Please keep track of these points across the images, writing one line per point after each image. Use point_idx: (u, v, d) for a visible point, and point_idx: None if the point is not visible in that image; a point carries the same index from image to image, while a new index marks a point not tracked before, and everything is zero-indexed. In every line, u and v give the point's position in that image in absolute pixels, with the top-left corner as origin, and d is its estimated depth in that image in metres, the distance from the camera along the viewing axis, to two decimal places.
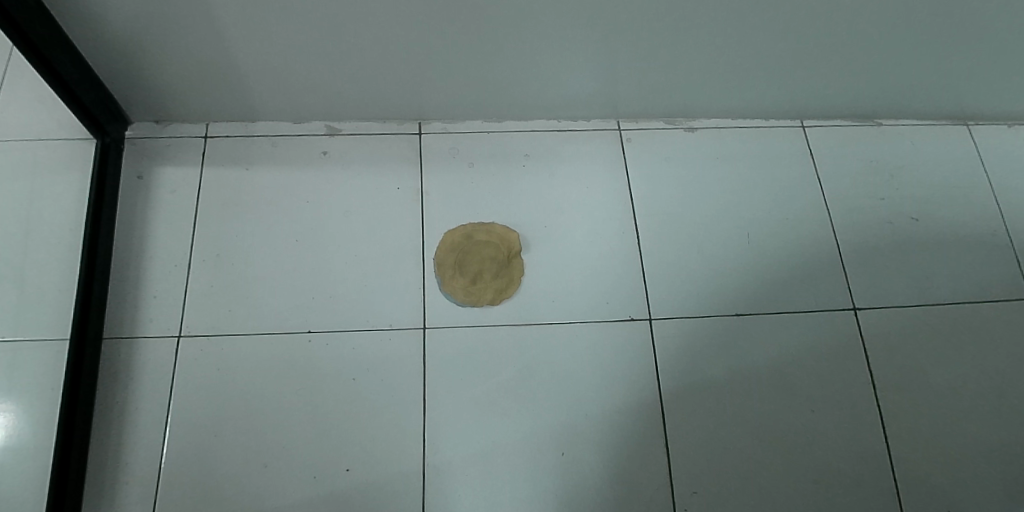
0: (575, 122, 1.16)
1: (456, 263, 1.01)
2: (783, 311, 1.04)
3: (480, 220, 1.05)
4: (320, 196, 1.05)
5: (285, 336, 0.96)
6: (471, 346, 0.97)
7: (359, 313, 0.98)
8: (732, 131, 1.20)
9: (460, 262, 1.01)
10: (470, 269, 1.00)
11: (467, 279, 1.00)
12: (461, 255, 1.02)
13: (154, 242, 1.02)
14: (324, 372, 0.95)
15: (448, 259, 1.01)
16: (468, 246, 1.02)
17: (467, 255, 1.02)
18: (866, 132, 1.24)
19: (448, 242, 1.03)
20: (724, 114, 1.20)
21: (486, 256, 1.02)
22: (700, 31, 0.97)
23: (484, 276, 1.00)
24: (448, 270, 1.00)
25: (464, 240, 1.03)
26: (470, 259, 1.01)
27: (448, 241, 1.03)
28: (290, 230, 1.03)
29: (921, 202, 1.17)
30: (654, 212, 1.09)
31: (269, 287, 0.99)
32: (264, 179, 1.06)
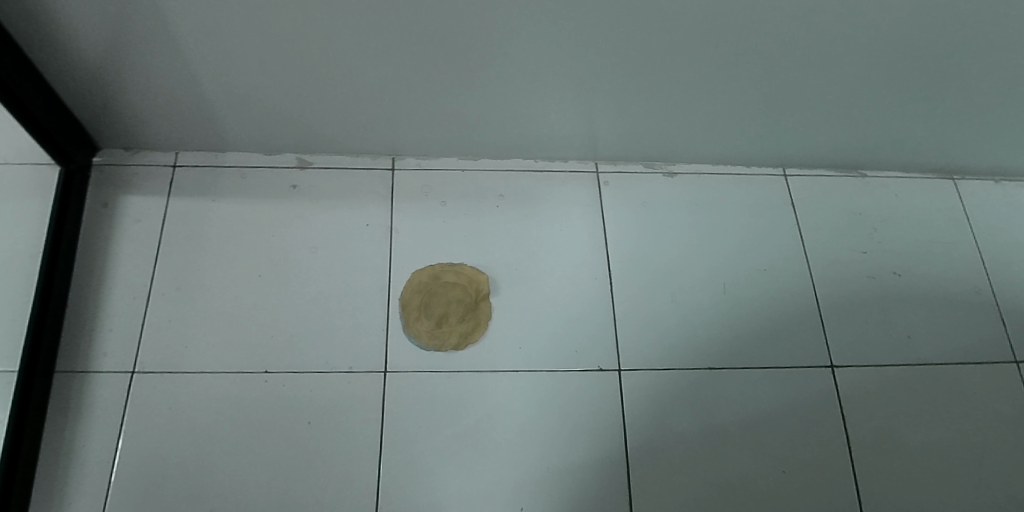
0: (552, 163, 1.15)
1: (421, 306, 0.98)
2: (758, 365, 1.01)
3: (449, 260, 1.03)
4: (287, 231, 1.03)
5: (241, 375, 0.93)
6: (432, 392, 0.94)
7: (319, 353, 0.95)
8: (711, 177, 1.19)
9: (426, 304, 0.98)
10: (436, 313, 0.98)
11: (432, 322, 0.97)
12: (426, 297, 0.99)
13: (114, 273, 0.99)
14: (279, 415, 0.91)
15: (413, 300, 0.99)
16: (435, 288, 1.00)
17: (433, 298, 0.99)
18: (848, 182, 1.22)
19: (415, 283, 1.00)
20: (704, 159, 1.18)
21: (453, 300, 0.99)
22: (677, 76, 0.97)
23: (449, 321, 0.98)
24: (413, 312, 0.98)
25: (431, 281, 1.00)
26: (436, 302, 0.98)
27: (415, 282, 1.00)
28: (254, 264, 1.01)
29: (903, 256, 1.15)
30: (629, 258, 1.07)
31: (229, 324, 0.96)
32: (230, 211, 1.04)
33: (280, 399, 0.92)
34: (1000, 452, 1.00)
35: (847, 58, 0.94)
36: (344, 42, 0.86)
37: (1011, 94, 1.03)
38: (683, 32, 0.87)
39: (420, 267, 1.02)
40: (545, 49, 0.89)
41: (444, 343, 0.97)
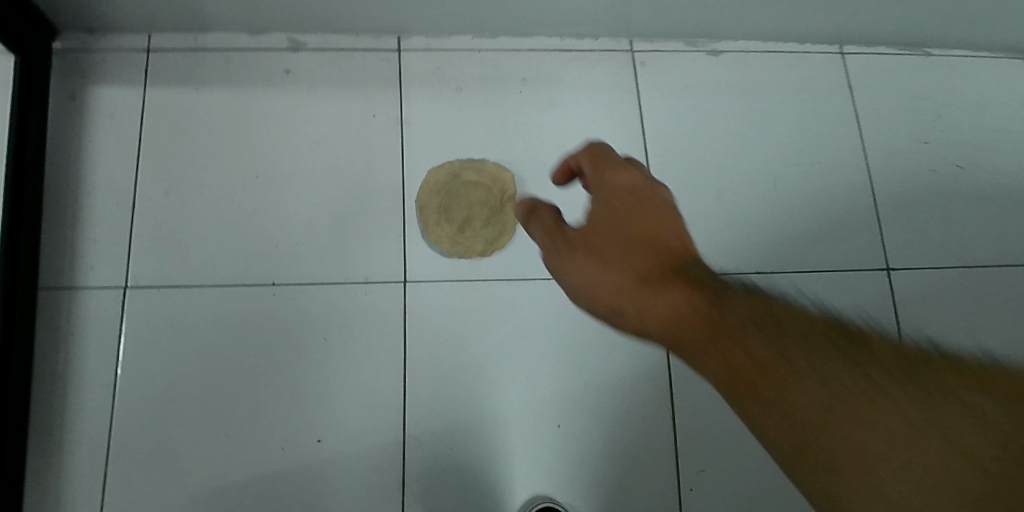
0: (581, 42, 0.99)
1: (441, 209, 0.88)
2: (809, 269, 0.93)
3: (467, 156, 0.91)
4: (284, 127, 0.91)
5: (247, 289, 0.84)
6: (457, 304, 0.86)
7: (331, 262, 0.86)
8: (761, 56, 1.04)
9: (446, 207, 0.88)
10: (457, 216, 0.88)
11: (453, 227, 0.88)
12: (446, 200, 0.89)
13: (93, 177, 0.87)
14: (293, 331, 0.84)
15: (431, 203, 0.89)
16: (454, 188, 0.89)
17: (454, 200, 0.89)
18: (913, 63, 1.08)
19: (432, 184, 0.90)
20: (755, 36, 1.03)
21: (475, 201, 0.89)
22: None
23: (473, 225, 0.88)
24: (432, 217, 0.88)
25: (450, 181, 0.90)
26: (457, 205, 0.88)
27: (432, 183, 0.90)
28: (249, 164, 0.89)
29: (971, 148, 1.03)
30: (669, 151, 0.96)
31: (228, 232, 0.86)
32: (217, 103, 0.91)
33: (293, 314, 0.84)
34: None
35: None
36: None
37: None
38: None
39: (436, 166, 0.90)
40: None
41: (468, 249, 0.88)
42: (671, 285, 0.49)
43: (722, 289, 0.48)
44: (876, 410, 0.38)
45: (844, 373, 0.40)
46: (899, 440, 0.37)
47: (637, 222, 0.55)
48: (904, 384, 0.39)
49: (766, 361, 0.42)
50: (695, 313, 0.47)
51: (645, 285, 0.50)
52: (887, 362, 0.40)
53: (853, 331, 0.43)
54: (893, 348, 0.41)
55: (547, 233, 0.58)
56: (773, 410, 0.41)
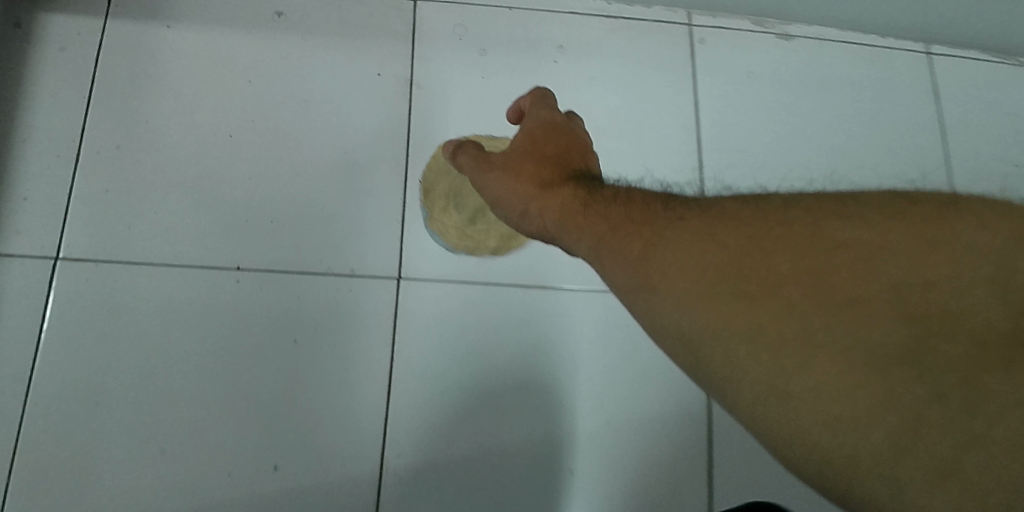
0: (632, 8, 0.83)
1: (449, 195, 0.73)
2: None
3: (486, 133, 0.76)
4: (269, 80, 0.75)
5: (206, 273, 0.69)
6: (461, 310, 0.71)
7: (312, 248, 0.71)
8: (840, 46, 0.88)
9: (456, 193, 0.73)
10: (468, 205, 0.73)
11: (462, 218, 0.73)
12: (456, 184, 0.74)
13: (29, 119, 0.71)
14: (258, 329, 0.68)
15: (439, 187, 0.74)
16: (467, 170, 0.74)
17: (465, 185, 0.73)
18: (1011, 72, 0.92)
19: (441, 164, 0.75)
20: (835, 22, 0.87)
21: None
22: None
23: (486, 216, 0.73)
24: (438, 204, 0.73)
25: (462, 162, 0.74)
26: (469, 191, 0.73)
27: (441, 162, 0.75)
28: (222, 121, 0.73)
29: None
30: (726, 149, 0.80)
31: (189, 201, 0.70)
32: (192, 44, 0.76)
33: (259, 307, 0.69)
34: None
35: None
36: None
37: None
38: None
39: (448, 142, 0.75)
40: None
41: (478, 245, 0.73)
42: (611, 223, 0.48)
43: (661, 214, 0.47)
44: (824, 361, 0.35)
45: (788, 305, 0.37)
46: (824, 384, 0.34)
47: (551, 144, 0.59)
48: (862, 311, 0.36)
49: (713, 298, 0.40)
50: (633, 257, 0.45)
51: (580, 225, 0.50)
52: (838, 284, 0.37)
53: (807, 243, 0.39)
54: (859, 259, 0.37)
55: (479, 166, 0.61)
56: (711, 361, 0.39)
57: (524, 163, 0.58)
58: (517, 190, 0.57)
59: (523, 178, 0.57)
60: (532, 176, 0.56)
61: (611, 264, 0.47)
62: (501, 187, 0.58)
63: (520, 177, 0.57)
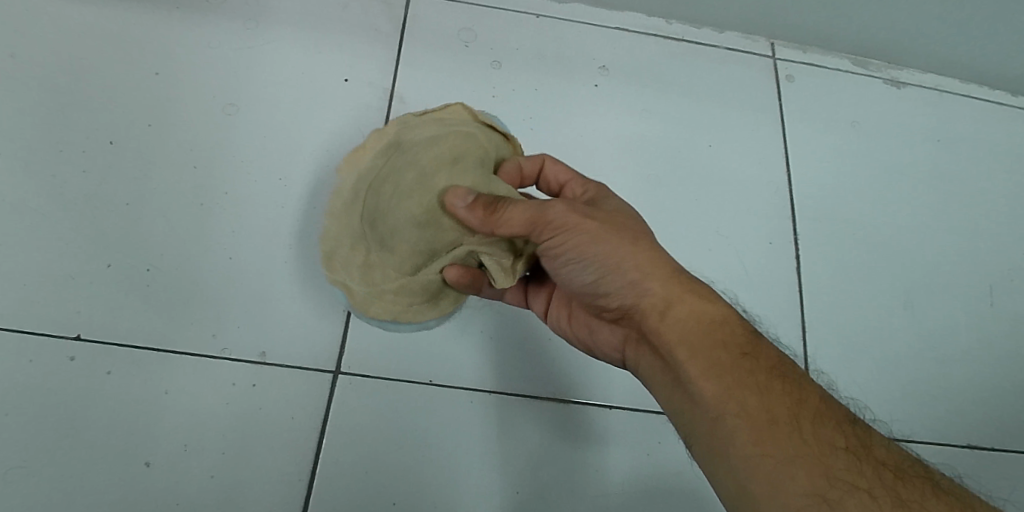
0: (698, 30, 0.62)
1: (365, 229, 0.38)
2: None
3: (430, 108, 0.39)
4: (180, 71, 0.51)
5: (22, 346, 0.42)
6: (431, 427, 0.45)
7: (206, 318, 0.45)
8: (971, 105, 0.65)
9: (373, 226, 0.37)
10: (402, 237, 0.36)
11: (405, 263, 0.37)
12: (369, 207, 0.37)
13: None
14: (94, 439, 0.42)
15: (348, 230, 0.39)
16: (385, 174, 0.37)
17: (382, 197, 0.36)
18: None
19: (339, 197, 0.39)
20: (965, 71, 0.65)
21: (431, 172, 0.35)
22: None
23: (444, 245, 0.36)
24: (356, 256, 0.39)
25: (373, 169, 0.38)
26: (388, 207, 0.36)
27: (343, 184, 0.39)
28: (99, 123, 0.49)
29: None
30: (828, 220, 0.57)
31: (19, 234, 0.45)
32: (70, 13, 0.52)
33: (103, 403, 0.42)
34: None
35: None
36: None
37: None
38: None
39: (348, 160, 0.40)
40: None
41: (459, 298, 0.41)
42: (739, 358, 0.30)
43: (767, 347, 0.31)
44: None
45: None
46: None
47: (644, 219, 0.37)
48: None
49: (816, 505, 0.26)
50: (774, 415, 0.29)
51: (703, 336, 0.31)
52: None
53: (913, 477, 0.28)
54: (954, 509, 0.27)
55: (513, 214, 0.32)
56: None
57: (646, 238, 0.34)
58: (606, 257, 0.33)
59: (639, 252, 0.33)
60: (654, 258, 0.33)
61: (727, 395, 0.30)
62: (604, 251, 0.33)
63: (644, 256, 0.33)
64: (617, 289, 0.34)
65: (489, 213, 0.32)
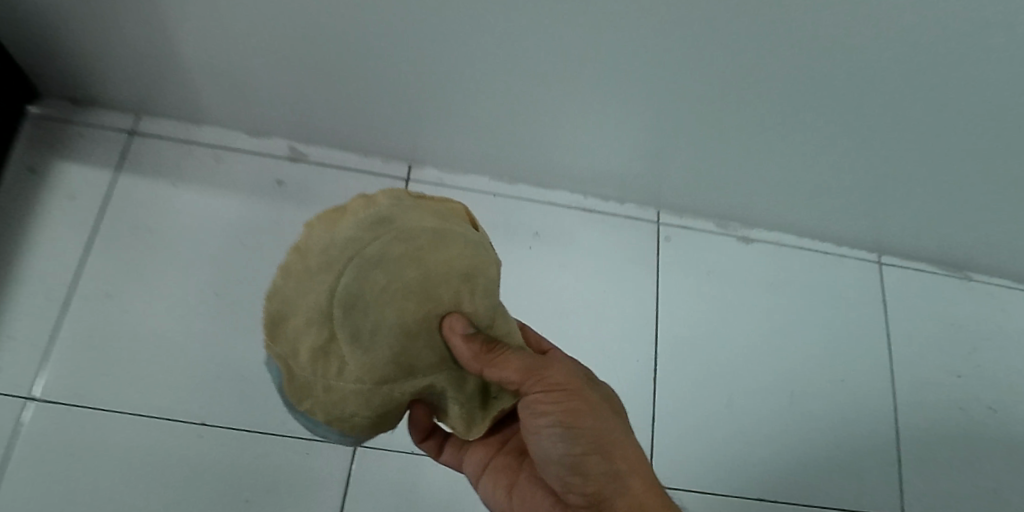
0: (605, 203, 0.91)
1: (335, 315, 0.41)
2: (809, 504, 0.84)
3: (422, 195, 0.47)
4: (259, 243, 0.82)
5: (172, 425, 0.73)
6: (408, 479, 0.75)
7: (277, 410, 0.76)
8: (796, 253, 0.95)
9: (350, 315, 0.41)
10: (384, 340, 0.42)
11: (372, 370, 0.43)
12: (347, 292, 0.41)
13: (32, 262, 0.78)
14: (212, 482, 0.72)
15: (314, 304, 0.41)
16: (376, 263, 0.41)
17: (369, 288, 0.41)
18: (954, 286, 1.00)
19: (315, 258, 0.42)
20: (791, 229, 0.94)
21: (434, 286, 0.42)
22: (815, 118, 0.71)
23: (422, 364, 0.44)
24: (313, 337, 0.42)
25: (363, 238, 0.42)
26: (378, 306, 0.42)
27: (321, 247, 0.42)
28: (211, 279, 0.80)
29: (1002, 387, 0.96)
30: (683, 339, 0.86)
31: (166, 353, 0.76)
32: (188, 202, 0.82)
33: (217, 463, 0.73)
34: None
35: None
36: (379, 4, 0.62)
37: None
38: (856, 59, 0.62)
39: (330, 227, 0.43)
40: (645, 55, 0.65)
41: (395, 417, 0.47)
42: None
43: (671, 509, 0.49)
44: None
45: None
46: None
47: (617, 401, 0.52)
48: None
49: None
50: None
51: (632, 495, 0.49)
52: None
53: None
54: None
55: (514, 359, 0.45)
56: None
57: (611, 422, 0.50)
58: (589, 436, 0.49)
59: (608, 426, 0.49)
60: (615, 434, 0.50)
61: None
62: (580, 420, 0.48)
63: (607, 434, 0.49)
64: (588, 467, 0.50)
65: (480, 352, 0.43)
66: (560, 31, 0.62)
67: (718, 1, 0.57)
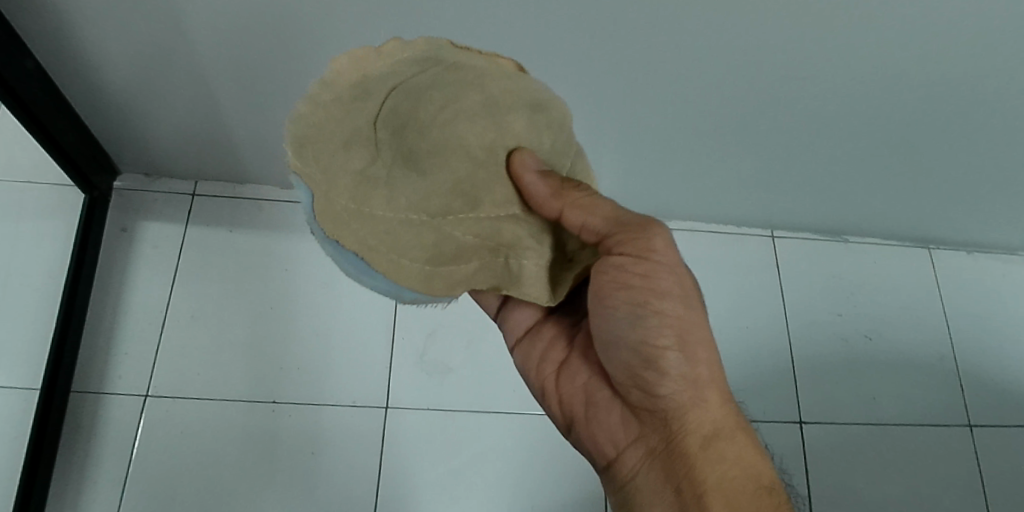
0: None
1: (381, 137, 0.38)
2: None
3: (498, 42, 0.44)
4: (299, 268, 1.09)
5: (252, 405, 1.01)
6: (429, 430, 1.03)
7: (326, 388, 1.03)
8: (705, 236, 1.26)
9: (403, 134, 0.38)
10: (444, 161, 0.38)
11: (428, 201, 0.38)
12: (395, 113, 0.38)
13: (132, 297, 1.05)
14: (285, 441, 1.00)
15: (360, 125, 0.38)
16: (430, 84, 0.38)
17: (424, 108, 0.38)
18: (835, 249, 1.30)
19: (360, 80, 0.38)
20: (699, 218, 1.25)
21: (503, 109, 0.39)
22: (693, 141, 0.99)
23: (487, 197, 0.40)
24: (354, 163, 0.38)
25: (426, 57, 0.39)
26: (439, 127, 0.37)
27: (371, 67, 0.38)
28: (267, 297, 1.07)
29: (875, 322, 1.26)
30: None
31: (240, 355, 1.04)
32: (243, 242, 1.10)
33: (287, 427, 1.01)
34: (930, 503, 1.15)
35: (857, 142, 0.99)
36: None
37: (989, 187, 1.11)
38: (710, 112, 0.90)
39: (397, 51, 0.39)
40: None
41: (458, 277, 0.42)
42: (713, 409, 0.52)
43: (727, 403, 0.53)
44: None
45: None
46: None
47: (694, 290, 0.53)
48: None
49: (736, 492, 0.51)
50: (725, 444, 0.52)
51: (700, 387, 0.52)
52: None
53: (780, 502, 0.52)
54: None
55: (600, 204, 0.44)
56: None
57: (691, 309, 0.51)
58: (670, 324, 0.50)
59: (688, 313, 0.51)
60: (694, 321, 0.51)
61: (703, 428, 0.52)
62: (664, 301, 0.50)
63: (688, 320, 0.51)
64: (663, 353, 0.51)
65: (558, 189, 0.40)
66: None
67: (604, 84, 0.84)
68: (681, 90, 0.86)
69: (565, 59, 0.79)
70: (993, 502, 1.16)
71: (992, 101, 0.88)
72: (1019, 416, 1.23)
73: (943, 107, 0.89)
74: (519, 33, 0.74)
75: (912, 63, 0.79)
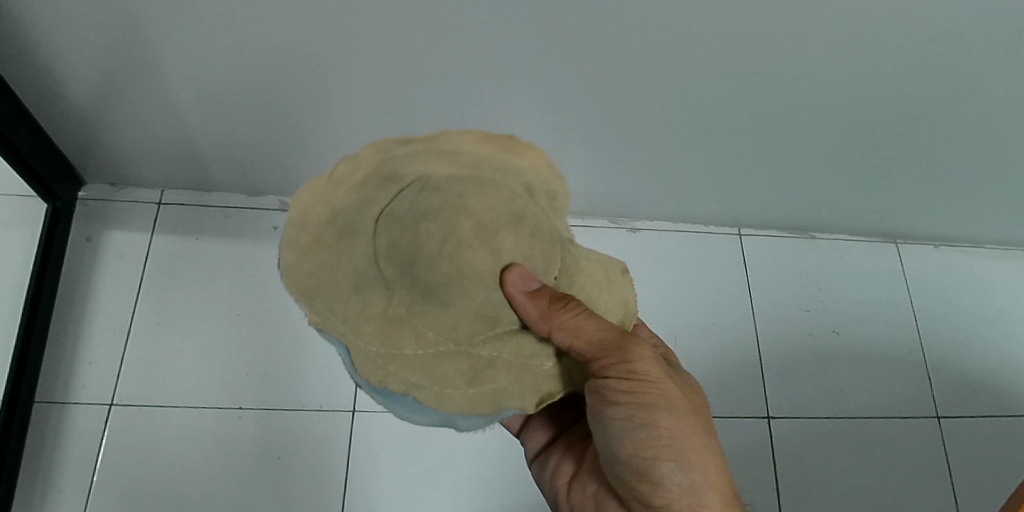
0: None
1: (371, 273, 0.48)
2: None
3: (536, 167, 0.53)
4: (266, 273, 1.10)
5: (218, 411, 1.01)
6: (397, 433, 1.03)
7: (293, 393, 1.03)
8: (673, 235, 1.28)
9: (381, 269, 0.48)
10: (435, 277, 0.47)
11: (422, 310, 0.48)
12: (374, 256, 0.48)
13: (97, 306, 1.05)
14: (252, 447, 1.00)
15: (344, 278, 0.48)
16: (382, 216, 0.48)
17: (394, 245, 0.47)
18: (802, 245, 1.31)
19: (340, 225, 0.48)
20: (666, 219, 1.27)
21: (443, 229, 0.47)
22: (651, 146, 1.01)
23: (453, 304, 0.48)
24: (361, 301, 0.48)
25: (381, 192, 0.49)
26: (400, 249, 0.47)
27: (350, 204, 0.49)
28: (234, 303, 1.08)
29: (843, 316, 1.27)
30: None
31: (206, 361, 1.04)
32: (209, 249, 1.10)
33: (253, 433, 1.01)
34: (900, 493, 1.16)
35: (814, 140, 1.00)
36: (340, 109, 0.90)
37: (948, 182, 1.13)
38: (667, 111, 0.91)
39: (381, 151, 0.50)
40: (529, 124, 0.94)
41: (500, 391, 0.50)
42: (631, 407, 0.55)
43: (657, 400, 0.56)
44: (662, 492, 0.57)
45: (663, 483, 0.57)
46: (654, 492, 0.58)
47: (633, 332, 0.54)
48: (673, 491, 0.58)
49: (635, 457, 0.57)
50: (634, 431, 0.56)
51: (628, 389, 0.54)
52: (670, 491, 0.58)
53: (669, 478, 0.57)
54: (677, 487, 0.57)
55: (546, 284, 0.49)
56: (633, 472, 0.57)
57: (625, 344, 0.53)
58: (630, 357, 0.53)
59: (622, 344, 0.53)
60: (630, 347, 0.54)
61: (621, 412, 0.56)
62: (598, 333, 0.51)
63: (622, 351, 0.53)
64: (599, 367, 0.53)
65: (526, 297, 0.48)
66: (463, 124, 0.90)
67: (555, 93, 0.85)
68: (631, 97, 0.87)
69: (515, 66, 0.80)
70: (964, 492, 1.17)
71: (945, 96, 0.89)
72: (987, 407, 1.24)
73: (896, 103, 0.91)
74: (468, 44, 0.76)
75: (855, 63, 0.81)
